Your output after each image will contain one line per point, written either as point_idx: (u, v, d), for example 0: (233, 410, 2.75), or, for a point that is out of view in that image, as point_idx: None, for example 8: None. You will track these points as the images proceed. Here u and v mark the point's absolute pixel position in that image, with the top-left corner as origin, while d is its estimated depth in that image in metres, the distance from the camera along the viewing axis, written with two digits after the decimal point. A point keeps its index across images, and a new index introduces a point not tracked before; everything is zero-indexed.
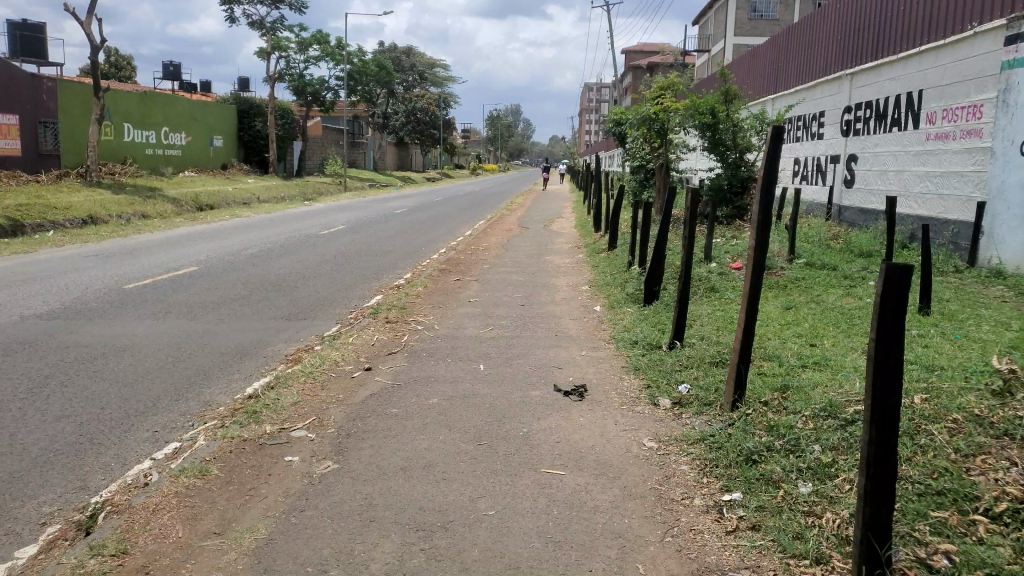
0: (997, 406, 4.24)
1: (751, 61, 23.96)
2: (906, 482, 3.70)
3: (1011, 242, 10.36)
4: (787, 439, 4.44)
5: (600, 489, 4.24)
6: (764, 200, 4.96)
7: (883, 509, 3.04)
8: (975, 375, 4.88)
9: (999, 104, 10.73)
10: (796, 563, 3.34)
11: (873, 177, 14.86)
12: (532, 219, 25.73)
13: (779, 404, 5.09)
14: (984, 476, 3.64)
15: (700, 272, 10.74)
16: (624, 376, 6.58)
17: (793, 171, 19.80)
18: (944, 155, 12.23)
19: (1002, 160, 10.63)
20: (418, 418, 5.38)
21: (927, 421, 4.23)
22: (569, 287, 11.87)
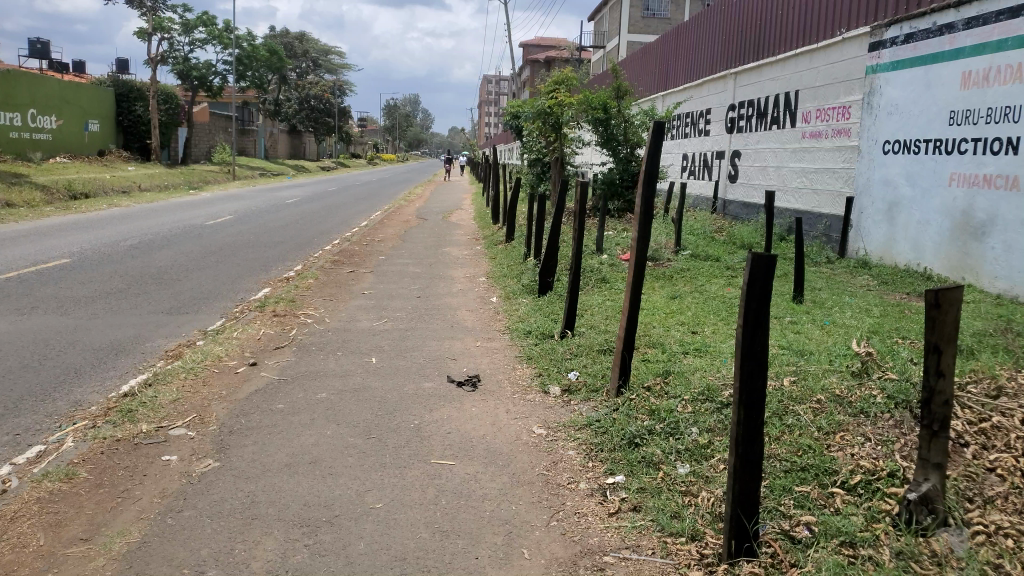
0: (856, 386, 4.57)
1: (643, 59, 24.61)
2: (774, 460, 3.92)
3: (875, 235, 11.14)
4: (667, 422, 4.63)
5: (488, 478, 4.29)
6: (646, 195, 5.13)
7: (750, 486, 3.22)
8: (838, 358, 5.24)
9: (865, 105, 11.50)
10: (673, 541, 3.49)
11: (754, 173, 15.61)
12: (430, 210, 25.58)
13: (661, 389, 5.30)
14: (842, 452, 3.92)
15: (592, 264, 10.99)
16: (516, 365, 6.67)
17: (681, 167, 20.50)
18: (817, 152, 13.00)
19: (867, 158, 11.39)
20: (306, 413, 5.27)
21: (794, 401, 4.51)
22: (465, 278, 11.89)
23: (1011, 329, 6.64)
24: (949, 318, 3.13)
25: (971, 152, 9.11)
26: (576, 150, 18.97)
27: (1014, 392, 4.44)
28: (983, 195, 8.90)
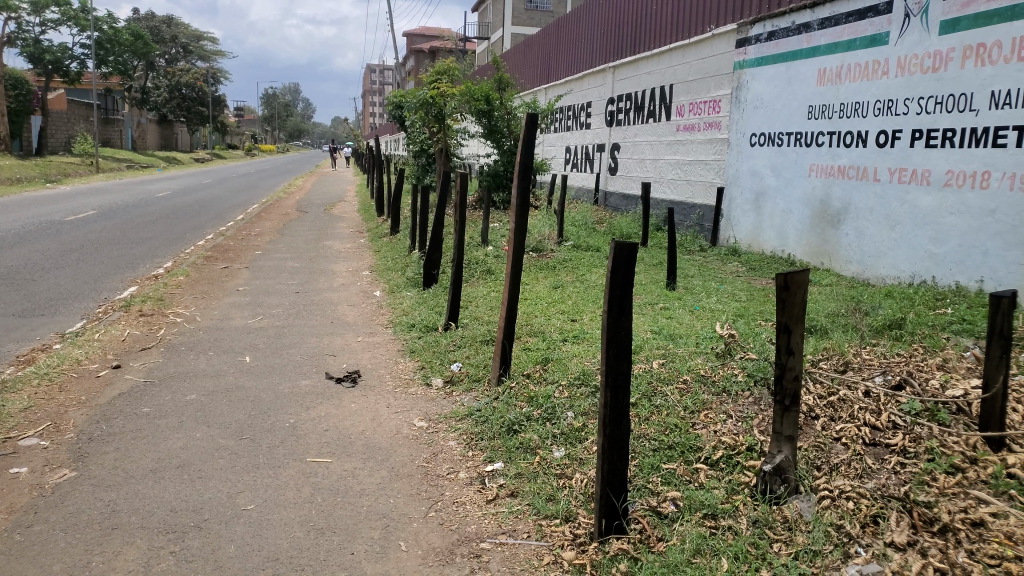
0: (720, 366, 4.83)
1: (524, 53, 24.87)
2: (644, 440, 4.09)
3: (744, 223, 11.75)
4: (544, 408, 4.73)
5: (366, 473, 4.24)
6: (522, 185, 5.19)
7: (618, 465, 3.35)
8: (704, 340, 5.51)
9: (733, 100, 12.08)
10: (548, 523, 3.57)
11: (632, 165, 16.12)
12: (312, 202, 24.91)
13: (541, 376, 5.40)
14: (706, 429, 4.13)
15: (477, 255, 11.03)
16: (398, 359, 6.61)
17: (564, 159, 20.87)
18: (689, 145, 13.58)
19: (735, 151, 11.99)
20: (173, 417, 5.04)
21: (664, 382, 4.72)
22: (348, 272, 11.67)
23: (860, 309, 7.18)
24: (797, 299, 3.36)
25: (826, 145, 9.75)
26: (460, 142, 18.97)
27: (859, 367, 4.82)
28: (838, 185, 9.55)
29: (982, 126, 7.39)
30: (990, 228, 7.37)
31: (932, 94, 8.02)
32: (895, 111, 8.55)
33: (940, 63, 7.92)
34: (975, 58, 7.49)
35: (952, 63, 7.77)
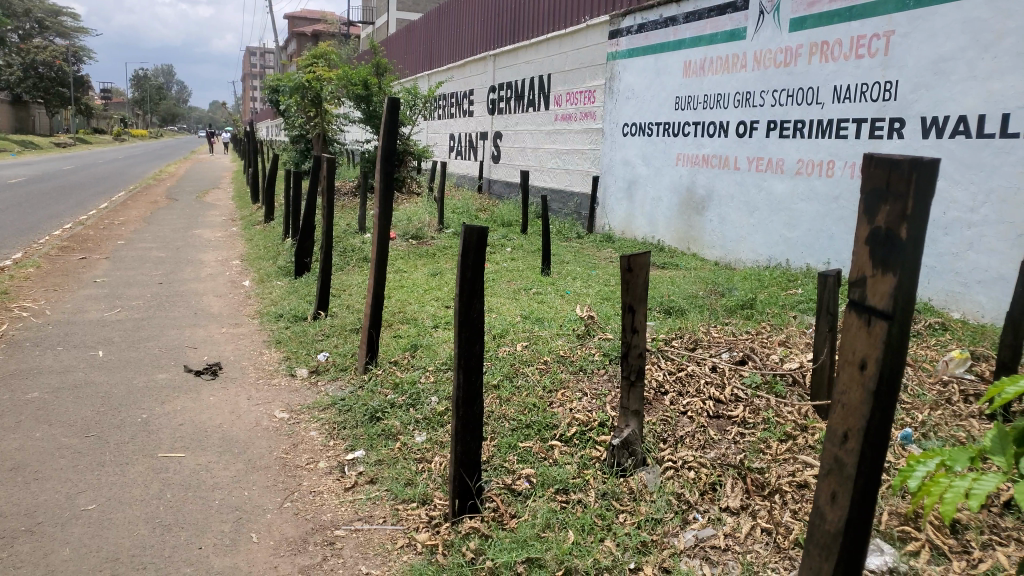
0: (579, 346, 5.00)
1: (405, 41, 24.57)
2: (503, 421, 4.18)
3: (618, 211, 12.12)
4: (408, 394, 4.74)
5: (221, 467, 4.12)
6: (385, 171, 5.14)
7: (472, 445, 3.40)
8: (567, 323, 5.67)
9: (606, 90, 12.40)
10: (405, 507, 3.59)
11: (513, 153, 16.29)
12: (183, 189, 23.75)
13: (408, 362, 5.40)
14: (561, 407, 4.26)
15: (353, 243, 10.85)
16: (264, 350, 6.43)
17: (448, 147, 20.82)
18: (567, 134, 13.86)
19: (609, 140, 12.33)
20: (10, 417, 4.71)
21: (524, 364, 4.83)
22: (217, 262, 11.21)
23: (718, 291, 7.57)
24: (640, 280, 3.52)
25: (692, 135, 10.18)
26: (339, 128, 18.56)
27: (707, 344, 5.09)
28: (703, 174, 10.00)
29: (827, 118, 7.88)
30: (834, 214, 7.91)
31: (784, 87, 8.50)
32: (752, 103, 9.01)
33: (791, 58, 8.39)
34: (820, 54, 7.98)
35: (801, 58, 8.25)
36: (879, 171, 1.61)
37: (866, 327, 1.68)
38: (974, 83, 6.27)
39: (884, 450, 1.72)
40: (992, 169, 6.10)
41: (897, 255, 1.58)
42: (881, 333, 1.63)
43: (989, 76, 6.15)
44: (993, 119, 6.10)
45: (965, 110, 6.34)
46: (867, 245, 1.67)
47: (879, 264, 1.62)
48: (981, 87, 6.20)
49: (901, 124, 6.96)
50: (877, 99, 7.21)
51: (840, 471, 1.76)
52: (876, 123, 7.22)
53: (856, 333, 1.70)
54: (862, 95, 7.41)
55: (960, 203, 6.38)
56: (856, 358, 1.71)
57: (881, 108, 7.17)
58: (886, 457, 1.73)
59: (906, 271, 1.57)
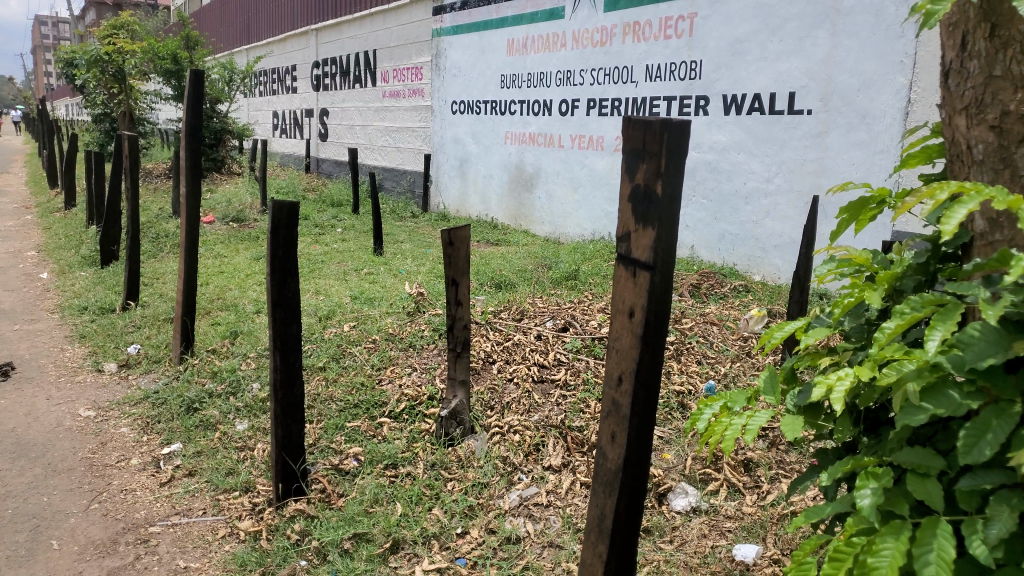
0: (407, 323, 5.00)
1: (219, 12, 23.11)
2: (329, 402, 4.11)
3: (450, 189, 12.17)
4: (228, 382, 4.54)
5: (15, 474, 3.76)
6: (190, 149, 4.84)
7: (294, 429, 3.33)
8: (395, 301, 5.65)
9: (433, 67, 12.34)
10: (227, 496, 3.46)
11: (341, 131, 15.88)
12: None
13: (228, 350, 5.16)
14: (390, 384, 4.26)
15: (167, 228, 10.16)
16: (65, 346, 5.90)
17: (272, 126, 19.91)
18: (395, 111, 13.69)
19: (438, 118, 12.33)
20: None
21: (352, 343, 4.77)
22: (8, 253, 10.11)
23: (545, 264, 7.82)
24: (461, 252, 3.59)
25: (518, 113, 10.39)
26: (147, 105, 17.22)
27: (533, 314, 5.28)
28: (530, 151, 10.24)
29: (641, 96, 8.18)
30: None
31: (602, 66, 8.79)
32: (573, 82, 9.31)
33: (606, 38, 8.67)
34: (633, 34, 8.25)
35: (616, 38, 8.52)
36: (637, 132, 1.75)
37: (633, 278, 1.82)
38: (765, 63, 6.78)
39: (651, 390, 1.86)
40: (783, 143, 6.67)
41: (654, 210, 1.73)
42: (645, 282, 1.77)
43: (777, 57, 6.66)
44: (782, 97, 6.63)
45: (759, 89, 6.85)
46: (631, 202, 1.82)
47: (641, 219, 1.77)
48: (771, 68, 6.71)
49: (706, 102, 7.39)
50: (685, 78, 7.60)
51: (617, 412, 1.90)
52: (684, 101, 7.63)
53: (626, 284, 1.84)
54: (672, 74, 7.74)
55: (758, 173, 6.93)
56: (626, 307, 1.85)
57: (688, 86, 7.58)
58: (654, 397, 1.88)
59: (660, 223, 1.72)
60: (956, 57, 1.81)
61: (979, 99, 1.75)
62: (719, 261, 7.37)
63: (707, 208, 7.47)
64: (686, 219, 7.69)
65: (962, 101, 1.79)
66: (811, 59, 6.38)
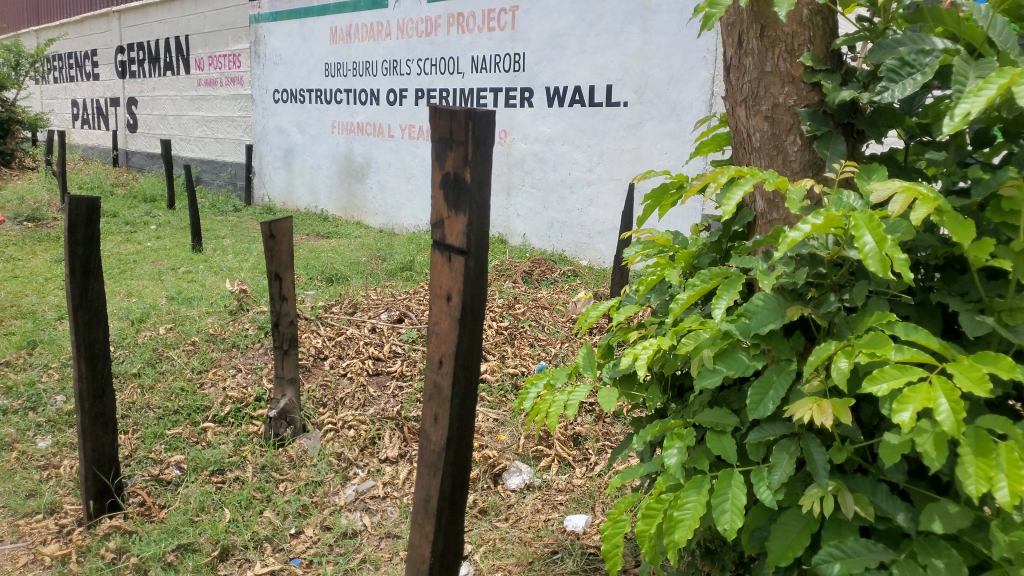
0: (231, 322, 4.78)
1: None
2: (146, 411, 3.85)
3: (276, 182, 11.68)
4: (25, 397, 4.12)
5: None
6: None
7: (105, 441, 3.11)
8: (218, 300, 5.37)
9: (251, 54, 11.79)
10: (29, 521, 3.16)
11: (152, 121, 14.80)
12: None
13: (25, 362, 4.69)
14: (214, 387, 4.06)
15: None
16: None
17: (71, 115, 18.18)
18: (212, 101, 12.96)
19: (259, 107, 11.80)
20: None
21: (170, 347, 4.50)
22: None
23: (378, 256, 7.73)
24: (284, 245, 3.53)
25: (344, 102, 10.16)
26: None
27: (366, 307, 5.22)
28: (358, 142, 10.04)
29: (468, 87, 8.26)
30: None
31: (428, 57, 8.77)
32: (399, 72, 9.24)
33: (431, 28, 8.65)
34: (457, 25, 8.28)
35: (440, 28, 8.53)
36: (444, 121, 1.81)
37: (449, 263, 1.89)
38: (583, 57, 7.07)
39: (470, 371, 1.93)
40: (603, 134, 7.00)
41: (464, 197, 1.80)
42: (460, 267, 1.84)
43: (594, 51, 6.97)
44: (601, 89, 6.95)
45: (579, 82, 7.13)
46: (442, 190, 1.88)
47: (452, 206, 1.84)
48: (589, 61, 7.01)
49: (531, 93, 7.59)
50: (509, 70, 7.76)
51: (439, 395, 1.95)
52: (510, 92, 7.80)
53: (442, 270, 1.90)
54: (497, 66, 7.88)
55: (582, 163, 7.23)
56: (443, 292, 1.90)
57: (513, 79, 7.75)
58: (473, 378, 1.95)
59: (471, 210, 1.80)
60: (734, 54, 2.00)
61: (754, 92, 1.95)
62: (549, 248, 7.62)
63: (535, 197, 7.70)
64: (517, 209, 7.87)
65: (741, 94, 1.99)
66: (625, 54, 6.73)
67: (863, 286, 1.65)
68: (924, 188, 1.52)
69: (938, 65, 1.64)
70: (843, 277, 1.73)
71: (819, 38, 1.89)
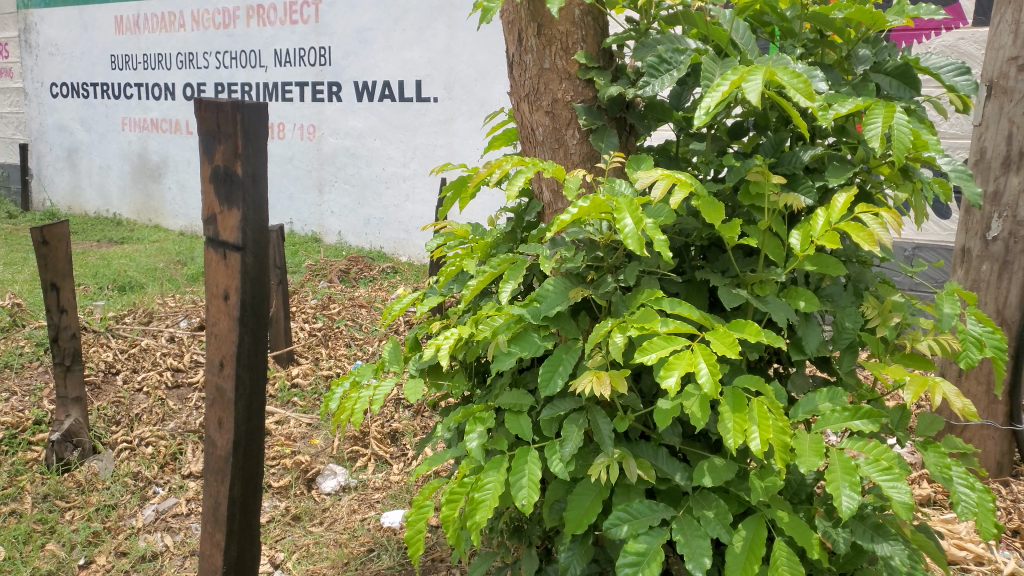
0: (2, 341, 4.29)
1: None
2: None
3: (57, 184, 10.59)
4: None
5: None
6: None
7: None
8: None
9: (21, 43, 10.60)
10: None
11: None
12: None
13: None
14: None
15: None
16: None
17: None
18: None
19: (33, 102, 10.64)
20: None
21: None
22: None
23: (177, 261, 7.24)
24: (60, 252, 3.27)
25: (134, 97, 9.39)
26: None
27: (163, 315, 4.88)
28: (153, 139, 9.33)
29: (272, 82, 7.93)
30: (290, 174, 7.93)
31: (226, 50, 8.31)
32: (195, 65, 8.69)
33: (229, 20, 8.19)
34: (257, 17, 7.92)
35: (238, 20, 8.10)
36: (210, 116, 2.08)
37: (224, 260, 2.13)
38: (391, 52, 7.02)
39: (250, 368, 2.17)
40: (414, 129, 6.98)
41: (235, 189, 2.07)
42: (236, 263, 2.09)
43: (401, 46, 6.94)
44: (410, 85, 6.93)
45: (387, 77, 7.07)
46: (214, 185, 2.12)
47: (225, 200, 2.09)
48: (397, 56, 6.97)
49: (338, 88, 7.41)
50: (315, 64, 7.54)
51: (222, 397, 2.17)
52: (316, 87, 7.57)
53: (218, 268, 2.14)
54: (302, 60, 7.62)
55: (394, 159, 7.17)
56: (220, 290, 2.14)
57: (319, 73, 7.52)
58: (254, 374, 2.19)
59: (243, 203, 2.07)
60: (515, 50, 2.07)
61: (536, 88, 2.04)
62: (366, 246, 7.49)
63: (349, 194, 7.55)
64: (330, 206, 7.69)
65: (524, 89, 2.07)
66: (431, 49, 6.75)
67: (636, 266, 1.79)
68: (681, 175, 1.68)
69: (690, 63, 1.81)
70: (618, 260, 1.87)
71: (591, 37, 2.01)
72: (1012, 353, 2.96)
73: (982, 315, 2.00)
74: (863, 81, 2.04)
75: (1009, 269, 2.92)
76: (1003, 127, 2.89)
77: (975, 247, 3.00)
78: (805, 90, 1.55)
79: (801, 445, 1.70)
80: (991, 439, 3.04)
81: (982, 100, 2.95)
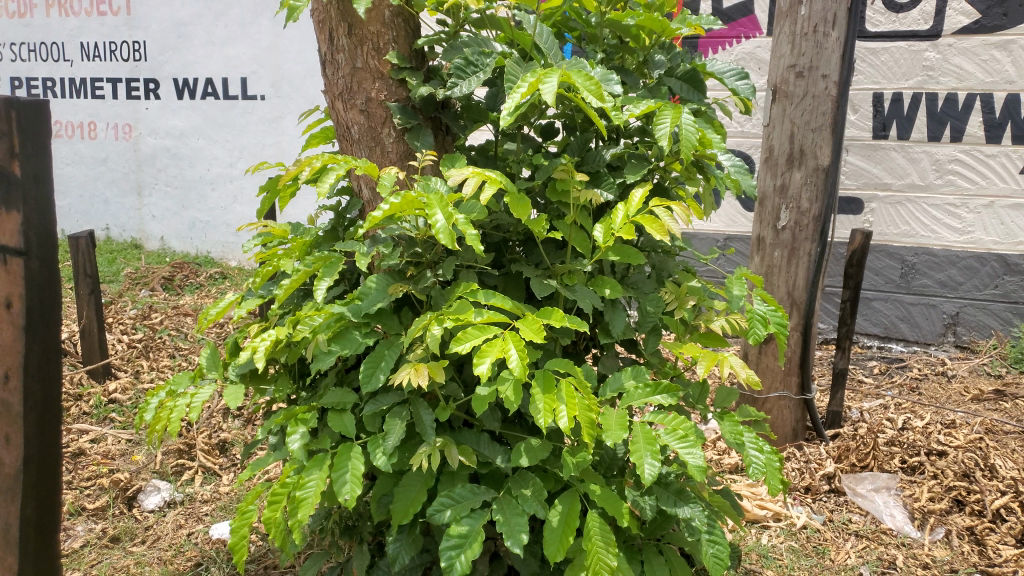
0: None
1: None
2: None
3: None
4: None
5: None
6: None
7: None
8: None
9: None
10: None
11: None
12: None
13: None
14: None
15: None
16: None
17: None
18: None
19: None
20: None
21: None
22: None
23: None
24: None
25: None
26: None
27: None
28: None
29: (79, 77, 7.27)
30: (104, 176, 7.37)
31: (23, 41, 7.51)
32: None
33: (24, 8, 7.41)
34: (59, 6, 7.23)
35: (36, 9, 7.35)
36: None
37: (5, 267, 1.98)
38: (212, 48, 6.70)
39: (40, 379, 2.04)
40: (241, 128, 6.71)
41: (14, 190, 1.95)
42: (19, 268, 1.97)
43: (224, 42, 6.65)
44: (234, 82, 6.65)
45: (209, 74, 6.74)
46: None
47: (3, 202, 1.96)
48: (219, 52, 6.66)
49: (156, 85, 6.96)
50: (128, 59, 7.03)
51: (9, 413, 2.02)
52: (131, 83, 7.06)
53: None
54: (112, 54, 7.07)
55: (220, 159, 6.86)
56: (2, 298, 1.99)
57: (134, 68, 7.02)
58: (45, 385, 2.07)
59: (24, 204, 1.97)
60: (327, 49, 2.07)
61: (349, 86, 2.05)
62: (192, 251, 7.12)
63: (171, 196, 7.14)
64: (150, 210, 7.23)
65: (337, 88, 2.07)
66: (257, 46, 6.52)
67: (451, 261, 1.85)
68: (490, 172, 1.75)
69: (496, 66, 1.90)
70: (436, 255, 1.91)
71: (402, 38, 2.05)
72: (801, 330, 3.29)
73: (765, 295, 2.23)
74: (657, 84, 2.22)
75: (796, 254, 3.24)
76: (786, 128, 3.18)
77: (768, 236, 3.29)
78: (595, 91, 1.67)
79: (608, 421, 1.84)
80: (787, 408, 3.37)
81: (768, 103, 3.24)
